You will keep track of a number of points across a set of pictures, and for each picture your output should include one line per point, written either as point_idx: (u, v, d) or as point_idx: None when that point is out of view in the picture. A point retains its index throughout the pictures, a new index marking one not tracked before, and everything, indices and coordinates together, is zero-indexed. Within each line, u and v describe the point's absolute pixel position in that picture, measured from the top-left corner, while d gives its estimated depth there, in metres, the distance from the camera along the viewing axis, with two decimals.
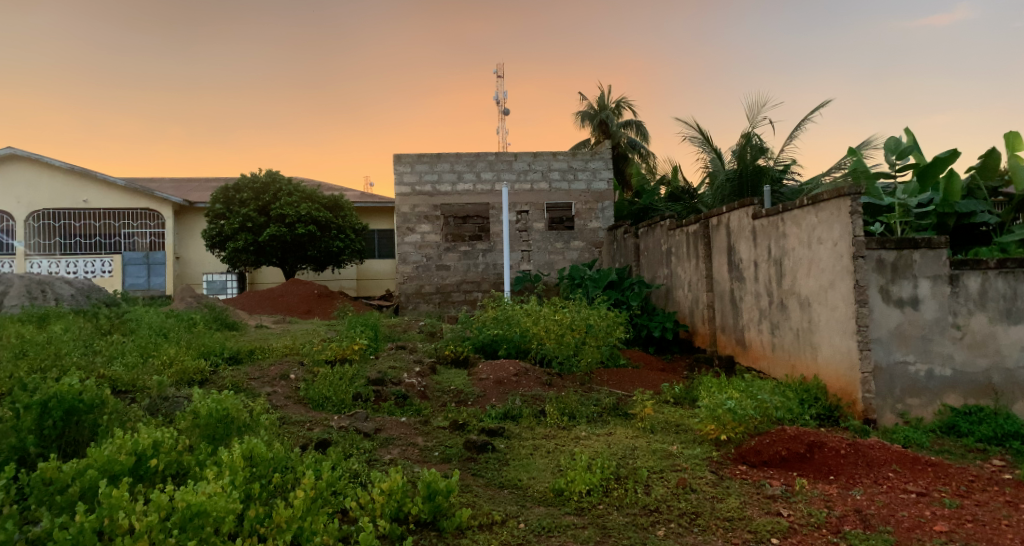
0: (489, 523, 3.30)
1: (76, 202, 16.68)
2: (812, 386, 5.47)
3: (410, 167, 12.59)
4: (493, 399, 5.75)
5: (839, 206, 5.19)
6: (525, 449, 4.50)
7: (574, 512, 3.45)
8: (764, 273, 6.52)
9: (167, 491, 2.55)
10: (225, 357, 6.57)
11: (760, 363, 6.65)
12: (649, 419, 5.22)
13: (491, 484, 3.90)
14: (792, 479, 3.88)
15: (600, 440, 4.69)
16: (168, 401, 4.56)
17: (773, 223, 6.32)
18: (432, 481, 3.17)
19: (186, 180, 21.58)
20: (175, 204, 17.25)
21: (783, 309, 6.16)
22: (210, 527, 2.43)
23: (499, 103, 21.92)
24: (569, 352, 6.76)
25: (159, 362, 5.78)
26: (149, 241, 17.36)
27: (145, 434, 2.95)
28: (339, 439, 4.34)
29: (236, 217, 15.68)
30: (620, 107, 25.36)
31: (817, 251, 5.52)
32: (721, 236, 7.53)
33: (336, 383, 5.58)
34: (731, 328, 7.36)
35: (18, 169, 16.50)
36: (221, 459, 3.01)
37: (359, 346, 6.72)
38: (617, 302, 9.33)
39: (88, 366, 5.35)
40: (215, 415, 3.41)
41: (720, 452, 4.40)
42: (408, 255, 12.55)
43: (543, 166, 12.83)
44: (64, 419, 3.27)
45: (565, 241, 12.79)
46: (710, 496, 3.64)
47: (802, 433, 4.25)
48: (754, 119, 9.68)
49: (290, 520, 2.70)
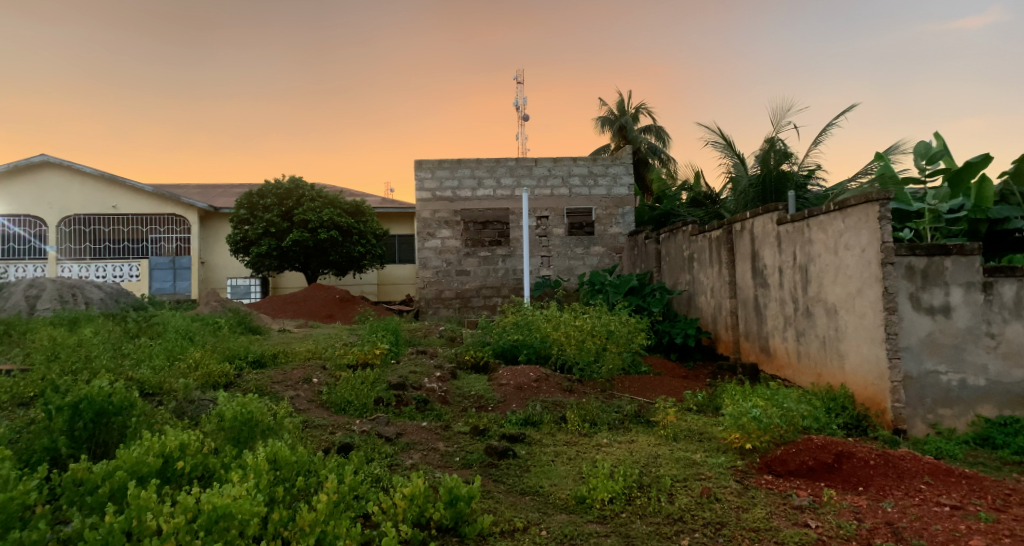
0: (510, 529, 3.29)
1: (105, 207, 17.05)
2: (839, 395, 5.36)
3: (430, 172, 12.66)
4: (514, 405, 5.75)
5: (867, 212, 5.09)
6: (546, 456, 4.49)
7: (597, 520, 3.43)
8: (789, 280, 6.42)
9: (193, 494, 2.58)
10: (249, 361, 6.65)
11: (785, 371, 6.56)
12: (672, 426, 5.15)
13: (513, 491, 3.89)
14: (819, 489, 3.81)
15: (622, 447, 4.67)
16: (194, 404, 4.62)
17: (798, 229, 6.23)
18: (454, 487, 3.17)
19: (211, 187, 21.92)
20: (200, 209, 17.55)
21: (809, 317, 6.07)
22: (235, 530, 2.46)
23: (519, 109, 22.02)
24: (590, 358, 6.72)
25: (185, 366, 5.85)
26: (175, 246, 17.65)
27: (172, 437, 2.99)
28: (361, 443, 4.36)
29: (260, 222, 15.90)
30: (638, 113, 25.25)
31: (844, 258, 5.43)
32: (745, 242, 7.44)
33: (358, 387, 5.60)
34: (755, 335, 7.26)
35: (51, 176, 16.91)
36: (246, 462, 3.04)
37: (381, 351, 6.77)
38: (638, 308, 9.29)
39: (117, 368, 5.43)
40: (239, 418, 3.46)
41: (745, 461, 4.33)
42: (428, 261, 12.60)
43: (564, 171, 12.84)
44: (94, 421, 3.34)
45: (586, 246, 12.74)
46: (735, 505, 3.58)
47: (830, 443, 4.17)
48: (778, 124, 9.57)
49: (313, 524, 2.72)
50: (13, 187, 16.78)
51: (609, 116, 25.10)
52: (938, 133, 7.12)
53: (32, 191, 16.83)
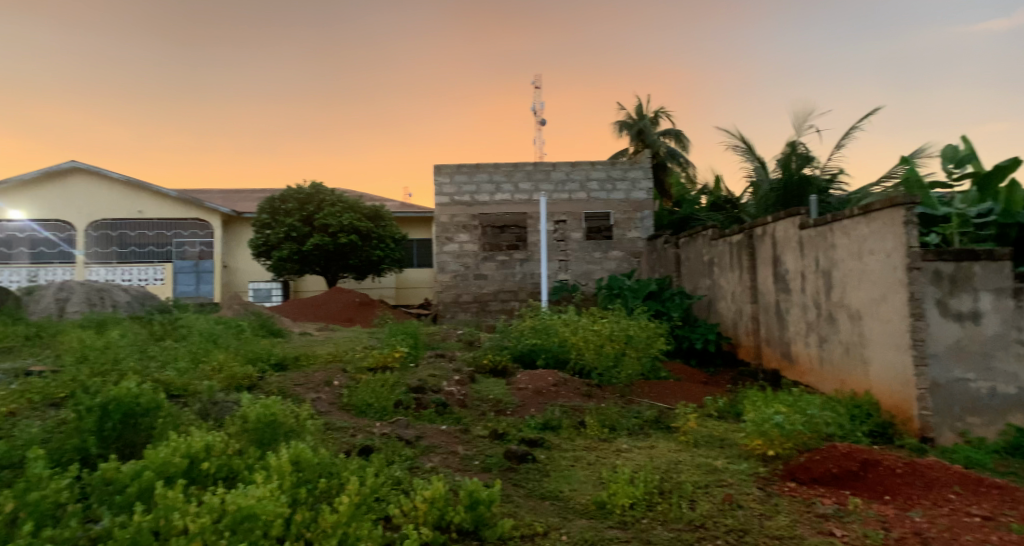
0: (531, 534, 3.29)
1: (131, 212, 17.39)
2: (863, 402, 5.29)
3: (449, 177, 12.72)
4: (532, 409, 5.75)
5: (892, 216, 5.03)
6: (566, 461, 4.48)
7: (618, 525, 3.41)
8: (812, 285, 6.36)
9: (219, 493, 2.62)
10: (272, 364, 6.73)
11: (808, 377, 6.49)
12: (692, 432, 5.11)
13: (533, 495, 3.89)
14: (844, 497, 3.76)
15: (643, 453, 4.64)
16: (218, 406, 4.68)
17: (821, 233, 6.16)
18: (474, 490, 3.19)
19: (233, 192, 22.22)
20: (223, 214, 17.82)
21: (831, 323, 6.00)
22: (260, 530, 2.49)
23: (537, 114, 22.09)
24: (609, 363, 6.70)
25: (210, 368, 5.93)
26: (198, 250, 17.93)
27: (198, 438, 3.05)
28: (382, 445, 4.39)
29: (282, 227, 16.10)
30: (657, 117, 25.13)
31: (868, 263, 5.36)
32: (766, 247, 7.37)
33: (377, 390, 5.63)
34: (777, 341, 7.19)
35: (80, 182, 17.28)
36: (270, 463, 3.08)
37: (400, 355, 6.81)
38: (657, 313, 9.24)
39: (144, 370, 5.52)
40: (263, 420, 3.52)
41: (768, 468, 4.29)
42: (446, 265, 12.65)
43: (582, 176, 12.85)
44: (122, 421, 3.40)
45: (604, 250, 12.71)
46: (758, 513, 3.55)
47: (855, 451, 4.12)
48: (800, 127, 9.48)
49: (336, 526, 2.75)
50: (43, 192, 17.15)
51: (627, 120, 25.03)
52: (966, 136, 6.99)
53: (61, 196, 17.20)
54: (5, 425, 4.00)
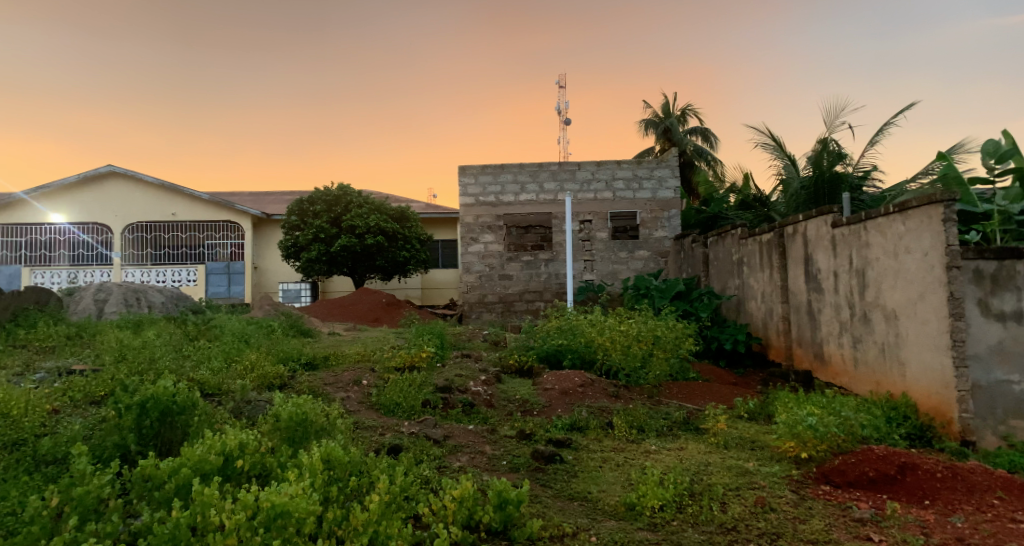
0: (560, 534, 3.28)
1: (165, 214, 17.80)
2: (900, 404, 5.16)
3: (474, 178, 12.77)
4: (559, 410, 5.74)
5: (930, 214, 4.90)
6: (594, 462, 4.46)
7: (648, 527, 3.39)
8: (845, 284, 6.23)
9: (253, 491, 2.66)
10: (302, 363, 6.83)
11: (841, 379, 6.36)
12: (722, 434, 5.04)
13: (561, 496, 3.87)
14: (881, 502, 3.67)
15: (671, 455, 4.60)
16: (251, 405, 4.76)
17: (854, 232, 6.04)
18: (503, 490, 3.19)
19: (263, 195, 22.59)
20: (253, 216, 18.14)
21: (866, 323, 5.87)
22: (293, 528, 2.53)
23: (561, 114, 22.05)
24: (636, 364, 6.65)
25: (242, 367, 6.04)
26: (230, 251, 18.27)
27: (232, 436, 3.10)
28: (410, 444, 4.43)
29: (310, 228, 16.32)
30: (684, 115, 24.90)
31: (904, 262, 5.24)
32: (798, 246, 7.25)
33: (405, 389, 5.67)
34: (809, 341, 7.06)
35: (116, 186, 17.73)
36: (302, 461, 3.12)
37: (427, 355, 6.86)
38: (685, 313, 9.15)
39: (180, 369, 5.65)
40: (295, 418, 3.57)
41: (801, 471, 4.21)
42: (472, 265, 12.69)
43: (607, 175, 12.78)
44: (159, 419, 3.48)
45: (630, 250, 12.62)
46: (792, 516, 3.49)
47: (892, 454, 4.02)
48: (832, 123, 9.31)
49: (366, 524, 2.77)
50: (82, 196, 17.64)
51: (653, 119, 24.85)
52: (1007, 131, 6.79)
53: (98, 199, 17.67)
54: (50, 422, 4.13)
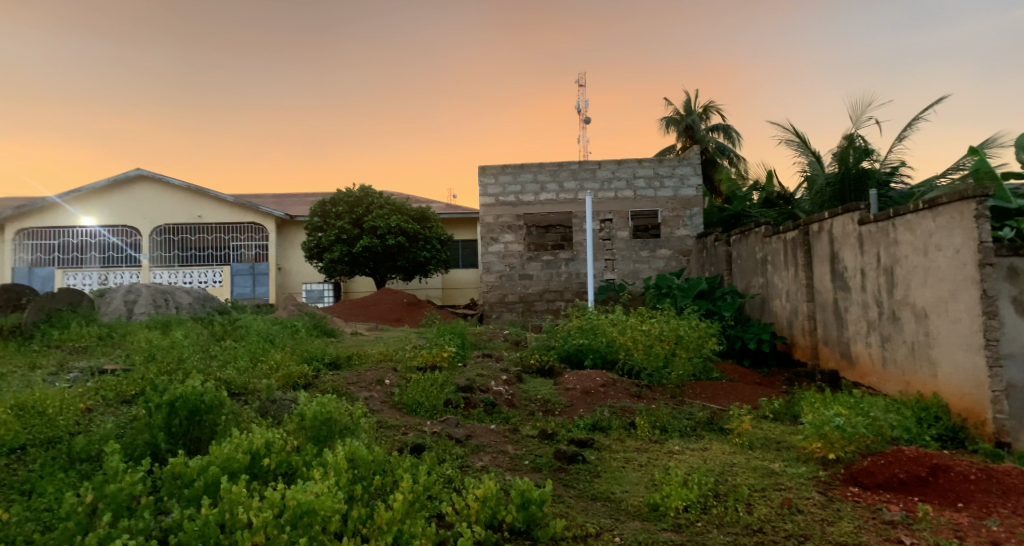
0: (583, 535, 3.27)
1: (191, 217, 18.11)
2: (931, 405, 5.05)
3: (494, 178, 12.79)
4: (580, 410, 5.72)
5: (961, 210, 4.80)
6: (617, 462, 4.44)
7: (672, 528, 3.36)
8: (872, 282, 6.13)
9: (280, 489, 2.69)
10: (326, 363, 6.90)
11: (869, 379, 6.25)
12: (746, 434, 4.98)
13: (584, 496, 3.87)
14: (912, 504, 3.61)
15: (695, 455, 4.56)
16: (276, 403, 4.82)
17: (882, 229, 5.94)
18: (526, 489, 3.19)
19: (286, 196, 22.86)
20: (277, 218, 18.37)
21: (894, 322, 5.76)
22: (318, 526, 2.55)
23: (581, 112, 21.96)
24: (658, 364, 6.61)
25: (267, 367, 6.12)
26: (254, 253, 18.53)
27: (258, 435, 3.15)
28: (433, 443, 4.46)
29: (332, 229, 16.48)
30: (706, 112, 24.63)
31: (935, 259, 5.13)
32: (823, 244, 7.15)
33: (427, 389, 5.70)
34: (835, 340, 6.96)
35: (144, 189, 18.08)
36: (327, 460, 3.16)
37: (448, 354, 6.88)
38: (708, 312, 9.07)
39: (208, 369, 5.74)
40: (319, 417, 3.60)
41: (828, 471, 4.15)
42: (492, 265, 12.70)
43: (628, 174, 12.71)
44: (188, 418, 3.55)
45: (651, 249, 12.54)
46: (820, 518, 3.44)
47: (923, 455, 3.94)
48: (858, 119, 9.14)
49: (390, 523, 2.79)
50: (111, 199, 18.01)
51: (675, 116, 24.62)
52: None
53: (127, 202, 18.03)
54: (83, 420, 4.23)
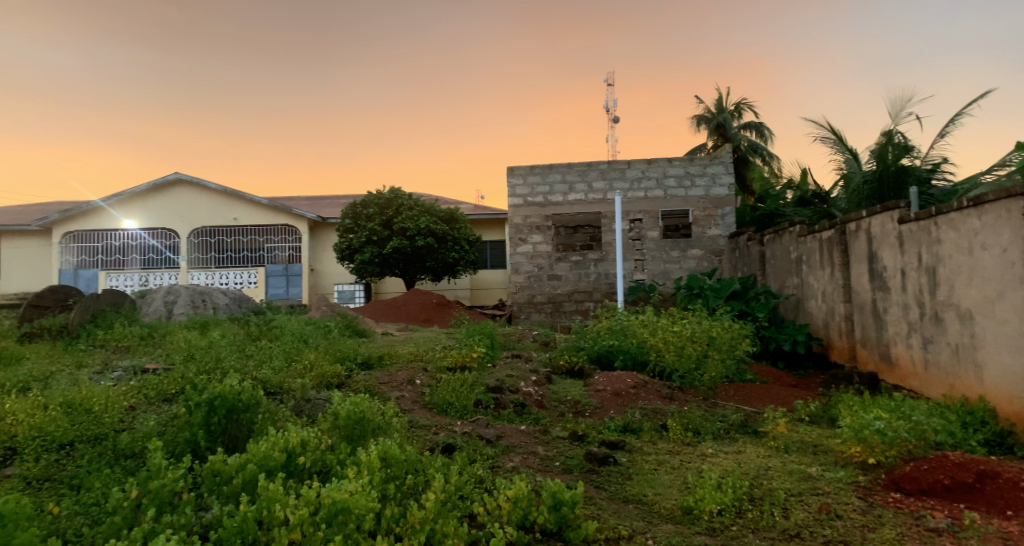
0: (615, 537, 3.24)
1: (227, 219, 18.53)
2: (976, 409, 4.88)
3: (522, 179, 12.80)
4: (611, 411, 5.69)
5: (1008, 208, 4.64)
6: (649, 464, 4.39)
7: (706, 532, 3.32)
8: (913, 282, 5.97)
9: (315, 487, 2.72)
10: (358, 362, 6.98)
11: (910, 381, 6.08)
12: (782, 438, 4.89)
13: (615, 498, 3.84)
14: (958, 511, 3.49)
15: (729, 458, 4.49)
16: (310, 403, 4.89)
17: (923, 227, 5.77)
18: (558, 491, 3.17)
19: (317, 199, 23.19)
20: (309, 220, 18.68)
21: (937, 323, 5.60)
22: (353, 524, 2.58)
23: (610, 112, 21.83)
24: (690, 366, 6.52)
25: (301, 367, 6.21)
26: (287, 254, 18.86)
27: (294, 434, 3.20)
28: (463, 443, 4.48)
29: (363, 231, 16.68)
30: (738, 109, 24.28)
31: (980, 258, 4.97)
32: (861, 243, 6.98)
33: (457, 389, 5.73)
34: (874, 342, 6.78)
35: (183, 192, 18.55)
36: (360, 459, 3.19)
37: (477, 355, 6.91)
38: (741, 313, 8.93)
39: (244, 368, 5.85)
40: (353, 417, 3.65)
41: (868, 477, 4.05)
42: (521, 266, 12.71)
43: (658, 173, 12.59)
44: (226, 417, 3.63)
45: (682, 249, 12.40)
46: (860, 524, 3.36)
47: (969, 461, 3.81)
48: (897, 115, 8.90)
49: (423, 522, 2.82)
50: (151, 202, 18.50)
51: (706, 114, 24.34)
52: None
53: (166, 205, 18.51)
54: (127, 418, 4.35)
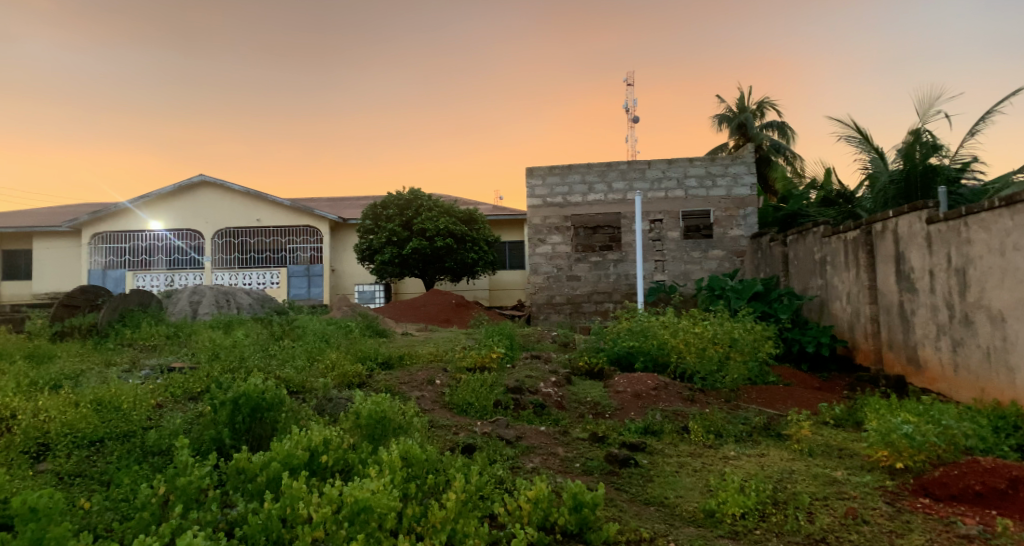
0: (636, 540, 3.22)
1: (251, 220, 18.77)
2: (1008, 413, 4.77)
3: (542, 179, 12.78)
4: (631, 412, 5.66)
5: None
6: (670, 467, 4.36)
7: (728, 535, 3.29)
8: (942, 284, 5.85)
9: (338, 486, 2.74)
10: (379, 362, 7.02)
11: (939, 385, 5.97)
12: (806, 441, 4.81)
13: (637, 500, 3.82)
14: (990, 518, 3.41)
15: (752, 461, 4.44)
16: (332, 402, 4.93)
17: (953, 228, 5.66)
18: (578, 492, 3.15)
19: (338, 200, 23.38)
20: (330, 221, 18.85)
21: (967, 325, 5.48)
22: (375, 522, 2.59)
23: (630, 112, 21.71)
24: (712, 367, 6.45)
25: (323, 366, 6.26)
26: (309, 255, 19.04)
27: (317, 433, 3.23)
28: (483, 444, 4.48)
29: (383, 231, 16.79)
30: (760, 108, 24.04)
31: (1013, 259, 4.86)
32: (887, 243, 6.87)
33: (477, 389, 5.73)
34: (902, 345, 6.66)
35: (207, 194, 18.83)
36: (382, 458, 3.21)
37: (497, 355, 6.91)
38: (764, 314, 8.82)
39: (267, 368, 5.92)
40: (374, 417, 3.67)
41: (895, 481, 3.98)
42: (540, 266, 12.69)
43: (679, 173, 12.49)
44: (251, 416, 3.67)
45: (703, 250, 12.29)
46: (887, 530, 3.30)
47: (1001, 466, 3.72)
48: (925, 113, 8.72)
49: (444, 522, 2.82)
50: (176, 204, 18.81)
51: (727, 113, 24.14)
52: None
53: (191, 206, 18.80)
54: (154, 416, 4.42)
